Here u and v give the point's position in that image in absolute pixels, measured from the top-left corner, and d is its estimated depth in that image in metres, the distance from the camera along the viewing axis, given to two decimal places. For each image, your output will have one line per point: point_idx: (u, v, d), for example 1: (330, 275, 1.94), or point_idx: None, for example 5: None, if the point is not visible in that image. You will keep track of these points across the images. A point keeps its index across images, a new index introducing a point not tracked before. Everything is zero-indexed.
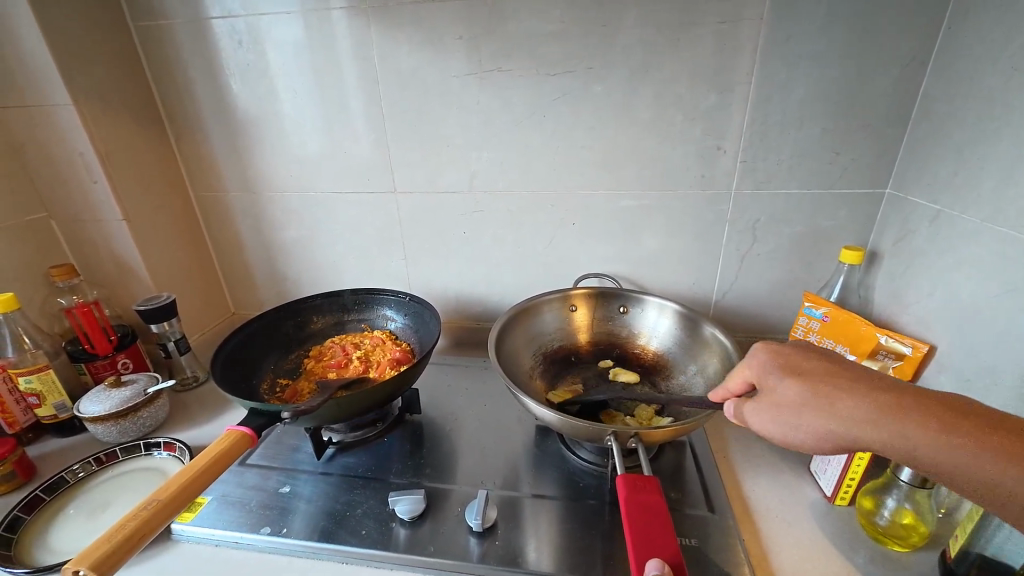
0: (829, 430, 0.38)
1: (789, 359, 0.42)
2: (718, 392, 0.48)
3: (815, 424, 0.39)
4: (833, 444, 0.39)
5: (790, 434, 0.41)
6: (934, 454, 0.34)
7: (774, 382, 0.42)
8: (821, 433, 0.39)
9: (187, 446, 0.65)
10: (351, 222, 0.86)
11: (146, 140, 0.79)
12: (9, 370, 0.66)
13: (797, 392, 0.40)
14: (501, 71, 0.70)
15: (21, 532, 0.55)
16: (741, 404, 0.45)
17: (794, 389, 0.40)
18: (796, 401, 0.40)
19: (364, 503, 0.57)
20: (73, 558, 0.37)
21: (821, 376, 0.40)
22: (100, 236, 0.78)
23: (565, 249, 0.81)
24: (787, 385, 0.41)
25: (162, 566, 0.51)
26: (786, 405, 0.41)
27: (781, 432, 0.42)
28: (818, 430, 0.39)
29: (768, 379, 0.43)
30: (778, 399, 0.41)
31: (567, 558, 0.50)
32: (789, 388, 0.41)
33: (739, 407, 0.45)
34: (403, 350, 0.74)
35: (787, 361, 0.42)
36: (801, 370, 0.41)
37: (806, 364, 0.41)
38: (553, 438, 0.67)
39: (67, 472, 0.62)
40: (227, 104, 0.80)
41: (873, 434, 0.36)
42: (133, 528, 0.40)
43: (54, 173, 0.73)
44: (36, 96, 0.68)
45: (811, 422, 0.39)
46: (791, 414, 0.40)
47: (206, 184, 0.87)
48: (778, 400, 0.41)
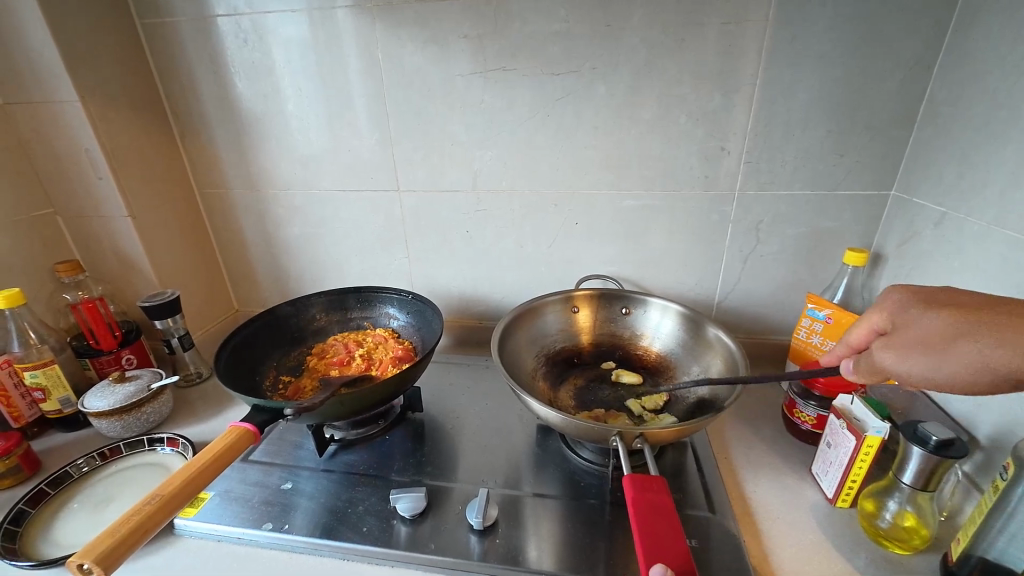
0: (994, 361, 0.35)
1: (928, 295, 0.39)
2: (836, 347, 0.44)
3: (977, 355, 0.36)
4: (992, 379, 0.36)
5: (935, 371, 0.37)
6: None
7: (916, 316, 0.39)
8: (978, 368, 0.36)
9: (191, 442, 0.66)
10: (354, 220, 0.86)
11: (151, 137, 0.79)
12: (14, 364, 0.66)
13: (950, 322, 0.37)
14: (506, 71, 0.70)
15: (26, 525, 0.55)
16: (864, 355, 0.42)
17: (945, 320, 0.37)
18: (948, 334, 0.37)
19: (365, 500, 0.58)
20: (78, 551, 0.37)
21: (973, 305, 0.37)
22: (105, 231, 0.78)
23: (567, 249, 0.81)
24: (935, 316, 0.38)
25: (166, 561, 0.51)
26: (935, 336, 0.37)
27: (924, 368, 0.38)
28: (981, 359, 0.35)
29: (908, 315, 0.39)
30: (922, 333, 0.38)
31: (568, 558, 0.50)
32: (938, 319, 0.37)
33: (863, 359, 0.42)
34: (405, 347, 0.74)
35: (929, 297, 0.39)
36: (949, 303, 0.38)
37: (953, 297, 0.38)
38: (556, 437, 0.68)
39: (72, 466, 0.63)
40: (232, 102, 0.80)
41: None
42: (138, 522, 0.40)
43: (58, 169, 0.74)
44: (42, 92, 0.68)
45: (970, 353, 0.36)
46: (940, 346, 0.37)
47: (210, 181, 0.87)
48: (922, 335, 0.38)
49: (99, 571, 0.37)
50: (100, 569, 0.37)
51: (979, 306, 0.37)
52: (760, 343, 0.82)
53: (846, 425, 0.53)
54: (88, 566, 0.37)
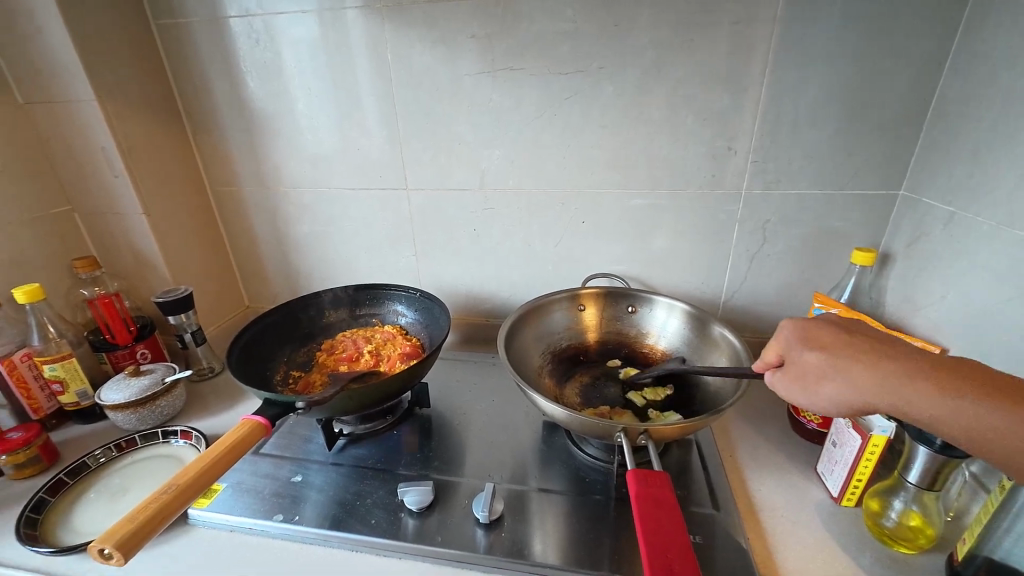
0: (848, 398, 0.41)
1: (812, 332, 0.44)
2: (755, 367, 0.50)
3: (837, 393, 0.41)
4: (851, 411, 0.42)
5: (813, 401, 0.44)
6: (942, 416, 0.36)
7: (796, 353, 0.45)
8: (839, 402, 0.42)
9: (204, 435, 0.67)
10: (363, 219, 0.87)
11: (165, 136, 0.81)
12: (35, 357, 0.68)
13: (818, 361, 0.43)
14: (513, 70, 0.71)
15: (46, 513, 0.57)
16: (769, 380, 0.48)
17: (817, 359, 0.43)
18: (818, 372, 0.43)
19: (373, 493, 0.59)
20: (99, 537, 0.38)
21: (847, 344, 0.42)
22: (120, 229, 0.80)
23: (574, 248, 0.82)
24: (808, 356, 0.43)
25: (180, 550, 0.53)
26: (811, 371, 0.43)
27: (801, 399, 0.45)
28: (839, 396, 0.41)
29: (795, 352, 0.45)
30: (801, 368, 0.44)
31: (573, 553, 0.51)
32: (812, 358, 0.43)
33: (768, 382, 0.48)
34: (412, 344, 0.75)
35: (814, 334, 0.44)
36: (829, 342, 0.43)
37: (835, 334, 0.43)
38: (562, 434, 0.68)
39: (90, 457, 0.65)
40: (244, 101, 0.81)
41: (885, 401, 0.39)
42: (154, 510, 0.41)
43: (76, 167, 0.76)
44: (60, 91, 0.70)
45: (831, 390, 0.42)
46: (812, 382, 0.43)
47: (222, 179, 0.89)
48: (800, 370, 0.44)
49: (119, 557, 0.38)
50: (120, 554, 0.38)
51: (854, 345, 0.42)
52: (766, 343, 0.82)
53: (852, 424, 0.53)
54: (108, 551, 0.38)
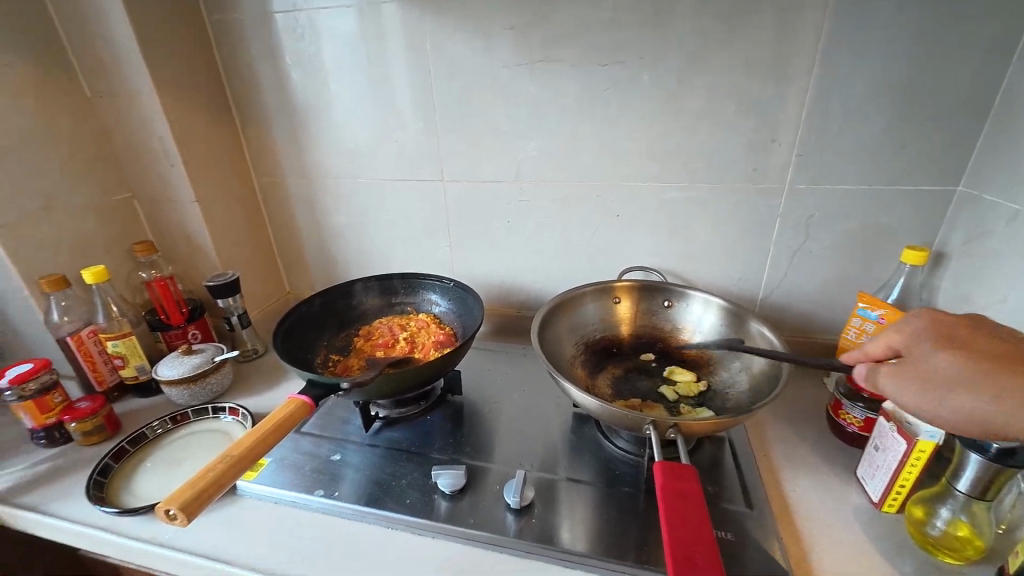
0: (986, 411, 0.38)
1: (951, 333, 0.41)
2: (852, 353, 0.46)
3: (974, 404, 0.38)
4: (980, 426, 0.38)
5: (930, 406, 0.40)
6: None
7: (928, 353, 0.41)
8: (968, 414, 0.38)
9: (250, 413, 0.70)
10: (400, 209, 0.89)
11: (216, 127, 0.85)
12: (99, 334, 0.73)
13: (958, 366, 0.39)
14: (551, 61, 0.71)
15: (109, 478, 0.62)
16: (874, 370, 0.44)
17: (954, 363, 0.39)
18: (955, 377, 0.39)
19: (408, 474, 0.61)
20: (164, 499, 0.41)
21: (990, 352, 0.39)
22: (174, 215, 0.84)
23: (608, 241, 0.81)
24: (945, 359, 0.40)
25: (228, 518, 0.56)
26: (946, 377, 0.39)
27: (919, 401, 0.41)
28: (974, 406, 0.38)
29: (925, 350, 0.41)
30: (929, 370, 0.40)
31: (602, 542, 0.51)
32: (948, 361, 0.39)
33: (872, 372, 0.44)
34: (446, 333, 0.76)
35: (954, 336, 0.40)
36: (972, 348, 0.39)
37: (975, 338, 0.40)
38: (591, 426, 0.68)
39: (148, 428, 0.69)
40: (288, 94, 0.84)
41: None
42: (212, 478, 0.44)
43: (137, 156, 0.80)
44: (124, 85, 0.75)
45: (966, 400, 0.38)
46: (943, 387, 0.39)
47: (267, 169, 0.92)
48: (928, 371, 0.40)
49: (183, 518, 0.41)
50: (184, 516, 0.41)
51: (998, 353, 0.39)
52: (806, 342, 0.79)
53: (897, 428, 0.51)
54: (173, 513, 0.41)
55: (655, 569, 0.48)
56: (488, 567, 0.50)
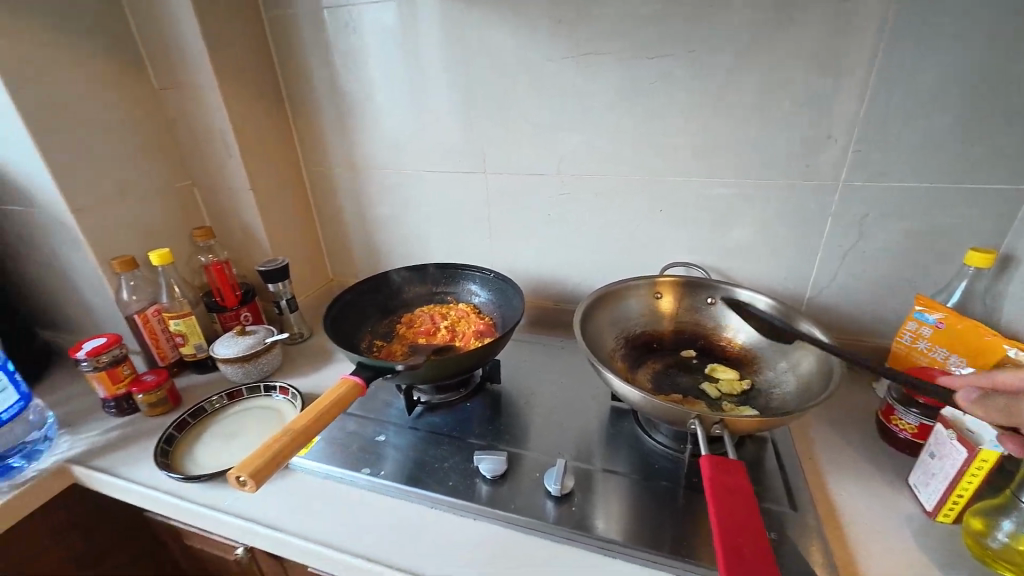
0: None
1: None
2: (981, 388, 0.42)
3: None
4: None
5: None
6: None
7: None
8: None
9: (299, 392, 0.74)
10: (441, 201, 0.91)
11: (270, 119, 0.89)
12: (163, 313, 0.78)
13: None
14: (598, 54, 0.71)
15: (173, 446, 0.66)
16: None
17: None
18: None
19: (449, 458, 0.62)
20: (236, 465, 0.44)
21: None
22: (230, 203, 0.89)
23: (650, 236, 0.81)
24: None
25: (282, 490, 0.59)
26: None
27: None
28: None
29: None
30: None
31: (641, 534, 0.52)
32: None
33: None
34: (485, 323, 0.78)
35: None
36: None
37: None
38: (630, 420, 0.68)
39: (207, 402, 0.73)
40: (338, 87, 0.87)
41: None
42: (278, 449, 0.46)
43: (198, 146, 0.85)
44: (189, 78, 0.79)
45: None
46: None
47: (315, 160, 0.96)
48: None
49: (252, 484, 0.44)
50: (253, 482, 0.44)
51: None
52: (855, 345, 0.77)
53: (957, 437, 0.49)
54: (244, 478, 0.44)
55: (693, 562, 0.49)
56: (527, 549, 0.52)
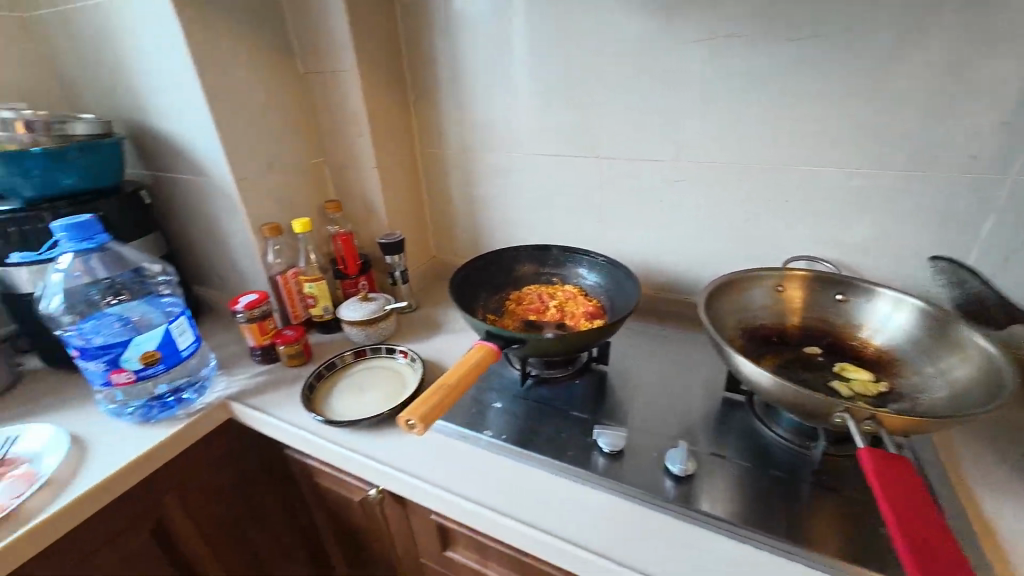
0: None
1: None
2: None
3: None
4: None
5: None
6: None
7: None
8: None
9: (417, 356, 0.79)
10: (550, 185, 0.92)
11: (395, 102, 0.94)
12: (299, 276, 0.87)
13: None
14: (734, 37, 0.68)
15: (314, 394, 0.74)
16: None
17: None
18: None
19: (565, 430, 0.65)
20: (405, 412, 0.49)
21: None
22: (356, 179, 0.96)
23: (771, 228, 0.78)
24: None
25: (413, 441, 0.66)
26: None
27: None
28: None
29: None
30: None
31: (768, 522, 0.52)
32: None
33: None
34: (595, 305, 0.79)
35: None
36: None
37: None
38: (744, 410, 0.67)
39: (338, 357, 0.80)
40: (459, 72, 0.91)
41: None
42: (437, 397, 0.51)
43: (333, 126, 0.92)
44: (332, 63, 0.86)
45: None
46: None
47: (430, 142, 1.01)
48: None
49: (420, 426, 0.49)
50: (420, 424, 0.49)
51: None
52: None
53: None
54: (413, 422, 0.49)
55: (812, 553, 0.49)
56: (641, 518, 0.54)
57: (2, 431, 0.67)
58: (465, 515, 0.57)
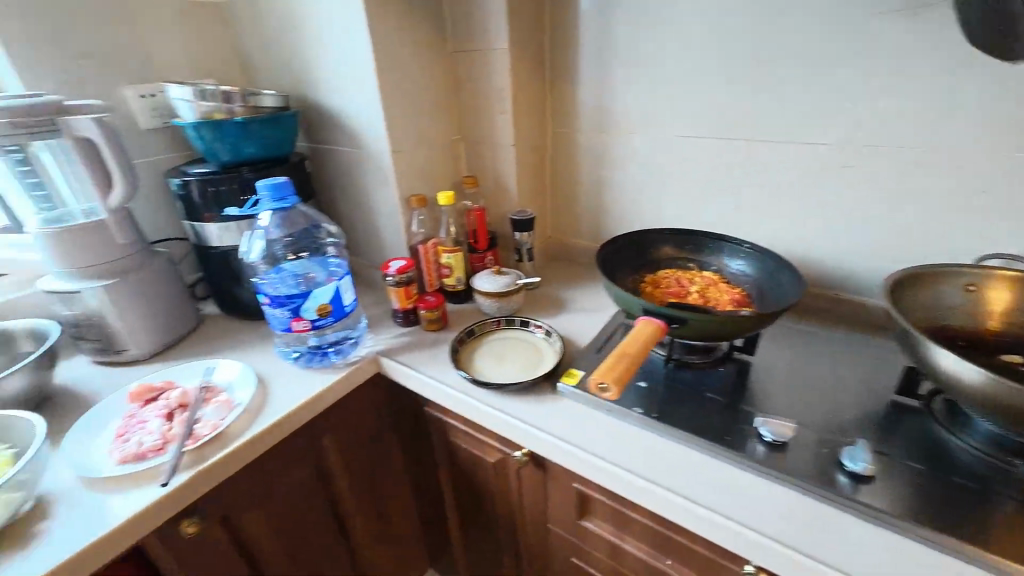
0: None
1: None
2: None
3: None
4: None
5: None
6: None
7: None
8: None
9: (552, 330, 0.81)
10: (690, 168, 0.90)
11: (534, 81, 0.96)
12: (438, 246, 0.91)
13: None
14: (942, 7, 0.62)
15: (458, 356, 0.78)
16: None
17: None
18: None
19: (717, 415, 0.64)
20: (593, 377, 0.54)
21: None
22: (490, 157, 0.99)
23: (956, 222, 0.70)
24: None
25: (560, 410, 0.67)
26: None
27: None
28: None
29: None
30: None
31: (971, 534, 0.47)
32: None
33: None
34: (740, 293, 0.76)
35: None
36: None
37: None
38: (920, 415, 0.62)
39: (476, 325, 0.84)
40: (604, 51, 0.90)
41: None
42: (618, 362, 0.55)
43: (475, 104, 0.95)
44: (483, 42, 0.88)
45: None
46: None
47: (562, 122, 1.02)
48: None
49: (610, 386, 0.53)
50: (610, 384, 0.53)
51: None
52: None
53: None
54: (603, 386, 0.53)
55: None
56: (812, 510, 0.52)
57: (201, 362, 0.78)
58: (622, 486, 0.58)
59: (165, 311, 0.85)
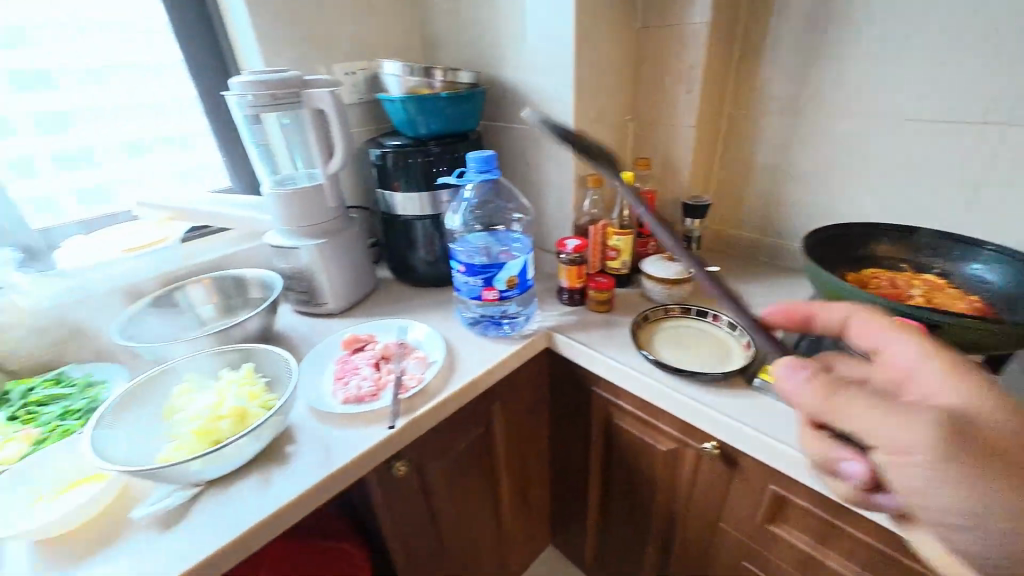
0: None
1: None
2: None
3: None
4: None
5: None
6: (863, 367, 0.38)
7: None
8: None
9: (735, 323, 0.77)
10: (911, 157, 0.79)
11: (723, 57, 0.89)
12: (608, 228, 0.89)
13: None
14: None
15: (638, 339, 0.77)
16: None
17: None
18: None
19: None
20: None
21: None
22: (665, 138, 0.95)
23: None
24: None
25: (762, 408, 0.63)
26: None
27: None
28: None
29: None
30: None
31: None
32: None
33: None
34: (979, 301, 0.66)
35: None
36: None
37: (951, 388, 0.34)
38: None
39: (650, 310, 0.83)
40: (817, 23, 0.81)
41: None
42: None
43: (656, 83, 0.91)
44: (678, 15, 0.84)
45: None
46: None
47: (746, 103, 0.94)
48: None
49: None
50: None
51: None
52: None
53: None
54: None
55: None
56: None
57: (394, 321, 0.85)
58: (819, 480, 0.56)
59: (356, 271, 0.93)
